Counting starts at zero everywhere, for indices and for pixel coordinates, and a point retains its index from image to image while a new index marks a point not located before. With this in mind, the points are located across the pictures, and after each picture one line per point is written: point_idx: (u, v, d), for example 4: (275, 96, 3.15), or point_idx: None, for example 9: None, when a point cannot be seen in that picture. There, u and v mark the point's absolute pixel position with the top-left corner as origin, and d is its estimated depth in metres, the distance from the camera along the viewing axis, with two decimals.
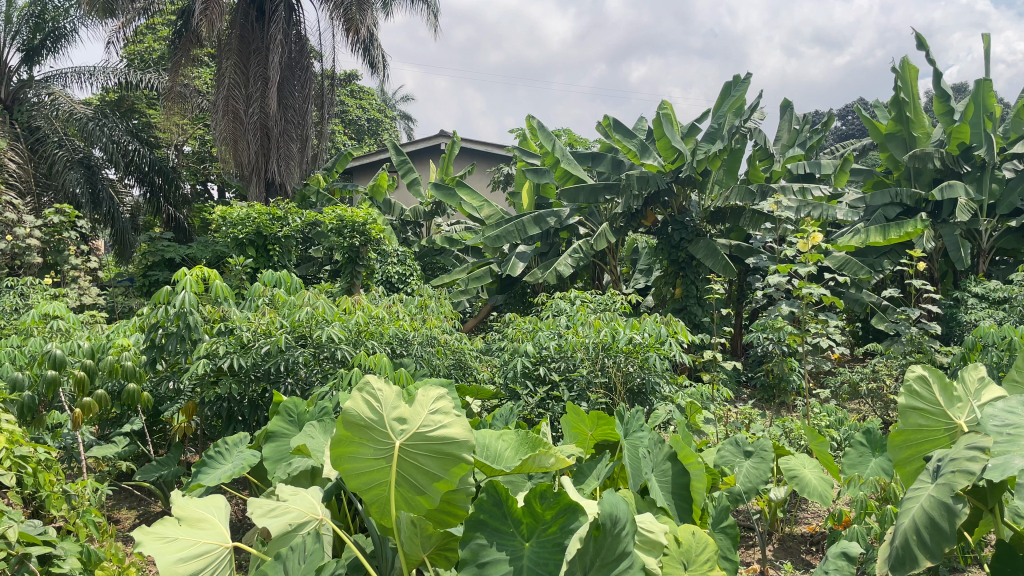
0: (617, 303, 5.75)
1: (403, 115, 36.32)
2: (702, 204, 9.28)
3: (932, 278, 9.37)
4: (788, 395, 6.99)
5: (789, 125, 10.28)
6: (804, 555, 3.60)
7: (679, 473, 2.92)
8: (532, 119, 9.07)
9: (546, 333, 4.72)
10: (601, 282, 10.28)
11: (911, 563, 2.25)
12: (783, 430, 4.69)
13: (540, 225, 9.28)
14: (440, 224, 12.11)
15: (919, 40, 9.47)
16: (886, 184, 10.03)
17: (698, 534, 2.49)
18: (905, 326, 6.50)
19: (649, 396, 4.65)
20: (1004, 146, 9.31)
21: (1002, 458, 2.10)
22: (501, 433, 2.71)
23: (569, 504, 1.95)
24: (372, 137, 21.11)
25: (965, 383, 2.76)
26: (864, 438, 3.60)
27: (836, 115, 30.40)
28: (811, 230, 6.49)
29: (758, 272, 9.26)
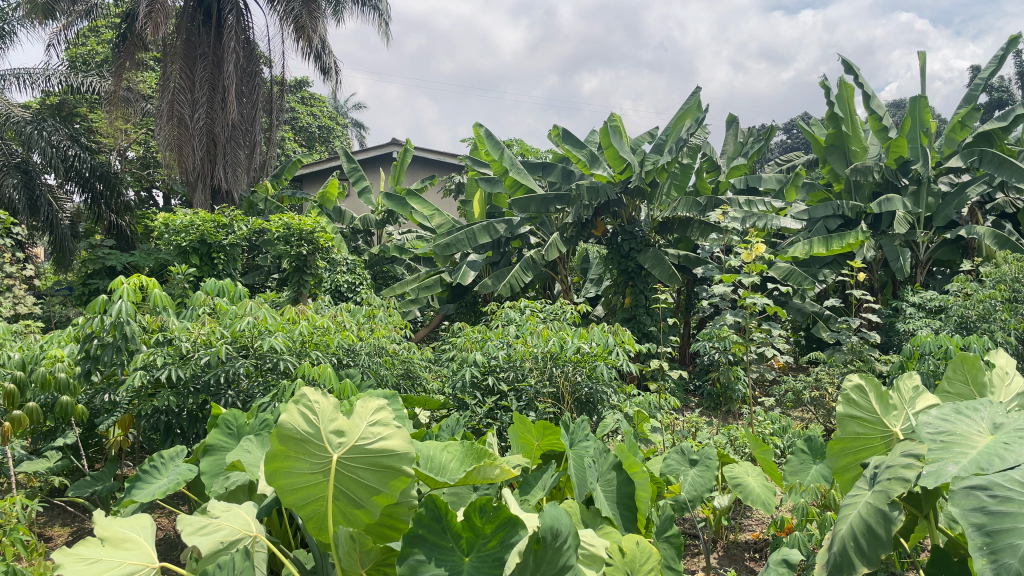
0: (567, 312, 5.75)
1: (356, 121, 36.12)
2: (651, 215, 9.35)
3: (872, 288, 9.59)
4: (734, 403, 7.08)
5: (734, 138, 10.55)
6: (747, 561, 3.65)
7: (624, 482, 2.96)
8: (480, 127, 9.04)
9: (495, 342, 4.67)
10: (552, 292, 10.32)
11: (849, 568, 2.29)
12: (728, 438, 4.75)
13: (490, 234, 9.25)
14: (392, 233, 12.00)
15: (843, 62, 9.78)
16: (829, 197, 10.30)
17: (642, 543, 2.51)
18: (846, 335, 6.64)
19: (597, 405, 4.68)
20: (939, 160, 9.61)
21: (935, 465, 2.15)
22: (445, 445, 2.69)
23: (510, 518, 1.93)
24: (323, 144, 20.88)
25: (901, 392, 2.84)
26: (805, 445, 3.65)
27: (783, 129, 31.18)
28: (756, 241, 6.58)
29: (705, 282, 9.38)
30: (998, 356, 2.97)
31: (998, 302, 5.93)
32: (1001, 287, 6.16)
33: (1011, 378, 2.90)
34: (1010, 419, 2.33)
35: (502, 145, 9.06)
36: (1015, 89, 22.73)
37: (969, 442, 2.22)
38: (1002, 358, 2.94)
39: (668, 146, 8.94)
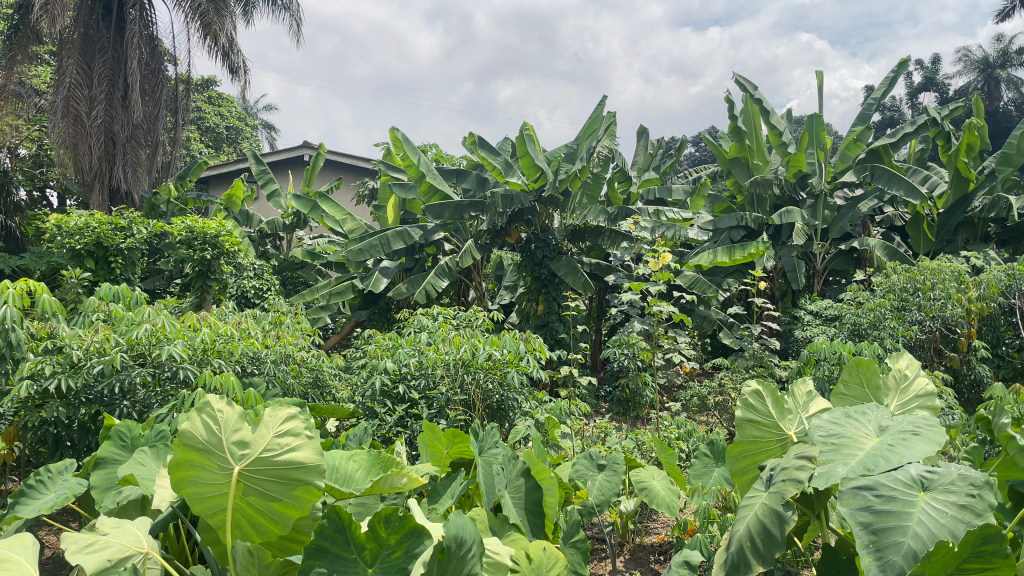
0: (479, 320, 5.73)
1: (265, 122, 35.26)
2: (563, 223, 9.43)
3: (773, 296, 9.97)
4: (643, 408, 7.23)
5: (644, 149, 10.81)
6: (652, 564, 3.73)
7: (531, 489, 3.00)
8: (396, 131, 8.94)
9: (406, 349, 4.59)
10: (466, 299, 10.31)
11: (746, 568, 2.36)
12: (636, 443, 4.86)
13: (404, 240, 9.17)
14: (302, 238, 11.74)
15: (739, 80, 10.14)
16: (733, 208, 10.68)
17: (549, 549, 2.53)
18: (748, 342, 6.85)
19: (508, 412, 4.71)
20: (835, 174, 10.09)
21: (826, 467, 2.26)
22: (352, 454, 2.65)
23: (416, 528, 1.92)
24: (231, 145, 20.29)
25: (795, 397, 2.99)
26: (708, 449, 3.75)
27: (690, 142, 32.16)
28: (663, 250, 6.74)
29: (616, 290, 9.55)
30: (902, 356, 3.04)
31: (887, 310, 6.25)
32: (890, 296, 6.49)
33: (916, 376, 2.97)
34: (893, 421, 2.47)
35: (418, 151, 9.00)
36: (904, 109, 24.12)
37: (857, 444, 2.34)
38: (907, 358, 3.02)
39: (581, 155, 9.07)
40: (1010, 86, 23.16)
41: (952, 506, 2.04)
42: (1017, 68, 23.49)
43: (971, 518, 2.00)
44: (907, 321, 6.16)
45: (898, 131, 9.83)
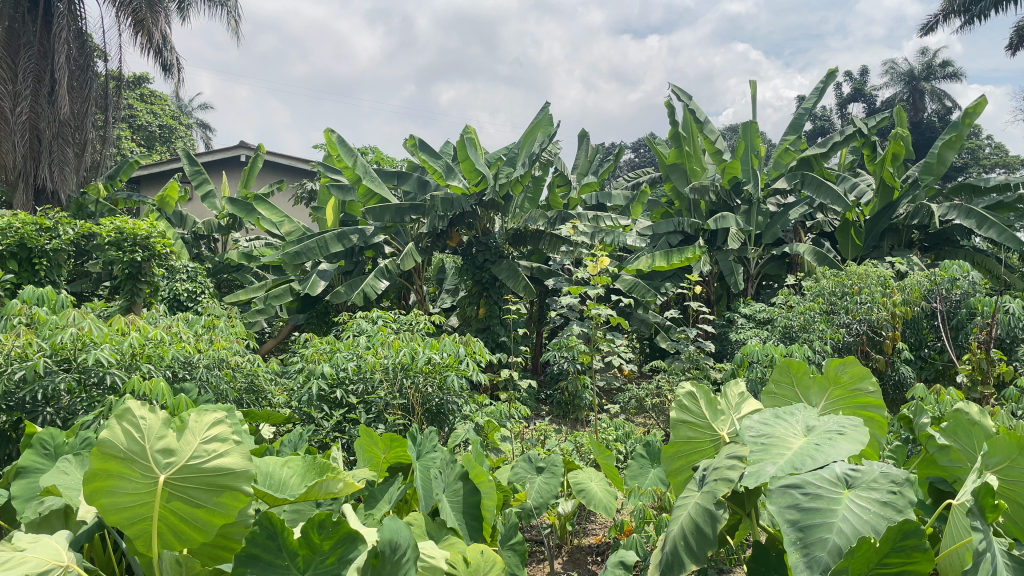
0: (420, 323, 5.67)
1: (200, 122, 34.51)
2: (504, 227, 9.46)
3: (709, 300, 10.17)
4: (582, 411, 7.29)
5: (584, 154, 10.91)
6: (589, 564, 3.76)
7: (470, 492, 2.99)
8: (332, 133, 8.83)
9: (343, 353, 4.52)
10: (407, 302, 10.25)
11: (678, 567, 2.41)
12: (575, 446, 4.90)
13: (343, 243, 9.03)
14: (238, 239, 11.50)
15: (675, 89, 10.35)
16: (670, 214, 10.91)
17: (486, 552, 2.53)
18: (684, 344, 6.95)
19: (447, 416, 4.68)
20: (768, 181, 10.37)
21: (756, 466, 2.32)
22: (286, 460, 2.61)
23: (349, 533, 1.89)
24: (164, 144, 19.75)
25: (728, 398, 3.07)
26: (644, 450, 3.80)
27: (630, 147, 32.61)
28: (601, 254, 6.81)
29: (556, 293, 9.61)
30: (849, 364, 2.93)
31: (817, 313, 6.46)
32: (819, 300, 6.69)
33: (856, 386, 2.96)
34: (820, 420, 2.56)
35: (355, 153, 8.91)
36: (833, 118, 24.95)
37: (785, 444, 2.41)
38: (858, 368, 2.88)
39: (522, 159, 9.11)
40: (933, 98, 24.16)
41: (875, 503, 2.12)
42: (939, 81, 24.52)
43: (893, 514, 2.08)
44: (835, 324, 6.39)
45: (828, 140, 10.15)
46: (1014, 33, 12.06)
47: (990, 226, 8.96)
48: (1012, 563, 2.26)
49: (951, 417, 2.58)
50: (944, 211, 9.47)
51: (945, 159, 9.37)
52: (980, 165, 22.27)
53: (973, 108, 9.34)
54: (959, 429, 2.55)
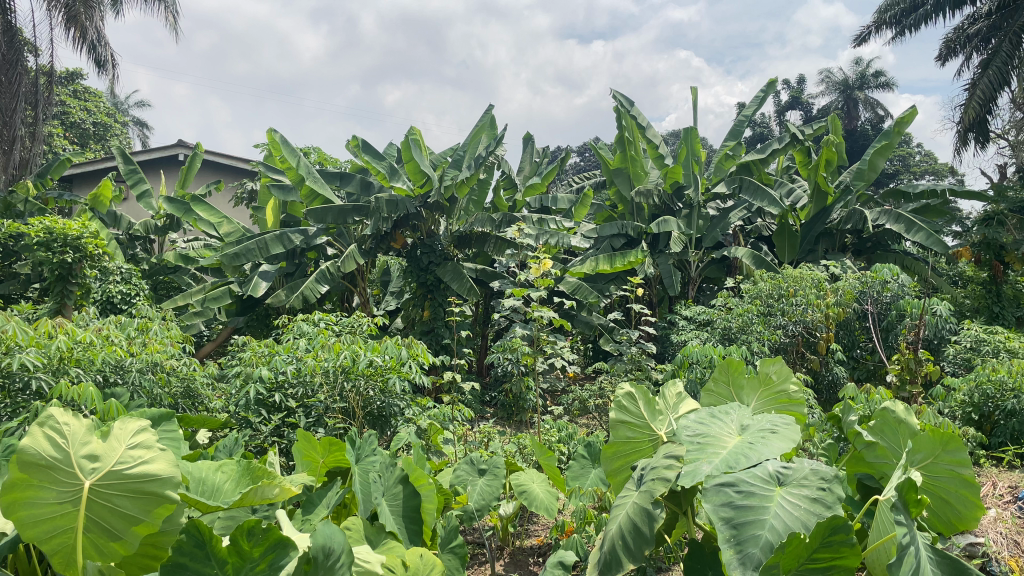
0: (363, 325, 5.58)
1: (137, 120, 33.61)
2: (449, 229, 9.41)
3: (651, 302, 10.30)
4: (526, 412, 7.31)
5: (530, 157, 10.94)
6: (531, 566, 3.77)
7: (409, 496, 2.98)
8: (275, 133, 8.66)
9: (283, 356, 4.41)
10: (350, 305, 10.14)
11: (616, 567, 2.44)
12: (518, 447, 4.91)
13: (284, 245, 8.87)
14: (175, 240, 11.21)
15: (617, 96, 10.43)
16: (614, 218, 11.00)
17: (426, 555, 2.55)
18: (627, 346, 7.01)
19: (389, 419, 4.66)
20: (709, 186, 10.56)
21: (691, 466, 2.35)
22: (220, 465, 2.55)
23: (279, 539, 1.86)
24: (98, 142, 19.14)
25: (666, 398, 3.10)
26: (585, 451, 3.83)
27: (576, 151, 32.83)
28: (544, 256, 6.82)
29: (501, 295, 9.61)
30: (778, 364, 3.00)
31: (754, 315, 6.59)
32: (757, 301, 6.82)
33: (782, 386, 3.04)
34: (754, 420, 2.61)
35: (298, 153, 8.74)
36: (772, 125, 25.57)
37: (721, 443, 2.45)
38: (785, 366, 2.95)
39: (467, 162, 9.08)
40: (867, 107, 24.95)
41: (805, 499, 2.17)
42: (873, 90, 25.29)
43: (821, 510, 2.13)
44: (772, 325, 6.52)
45: (767, 147, 10.35)
46: (943, 45, 12.49)
47: (918, 230, 9.27)
48: (939, 558, 2.33)
49: (878, 416, 2.67)
50: (875, 215, 9.77)
51: (876, 165, 9.71)
52: (910, 172, 23.02)
53: (903, 117, 9.67)
54: (887, 428, 2.64)
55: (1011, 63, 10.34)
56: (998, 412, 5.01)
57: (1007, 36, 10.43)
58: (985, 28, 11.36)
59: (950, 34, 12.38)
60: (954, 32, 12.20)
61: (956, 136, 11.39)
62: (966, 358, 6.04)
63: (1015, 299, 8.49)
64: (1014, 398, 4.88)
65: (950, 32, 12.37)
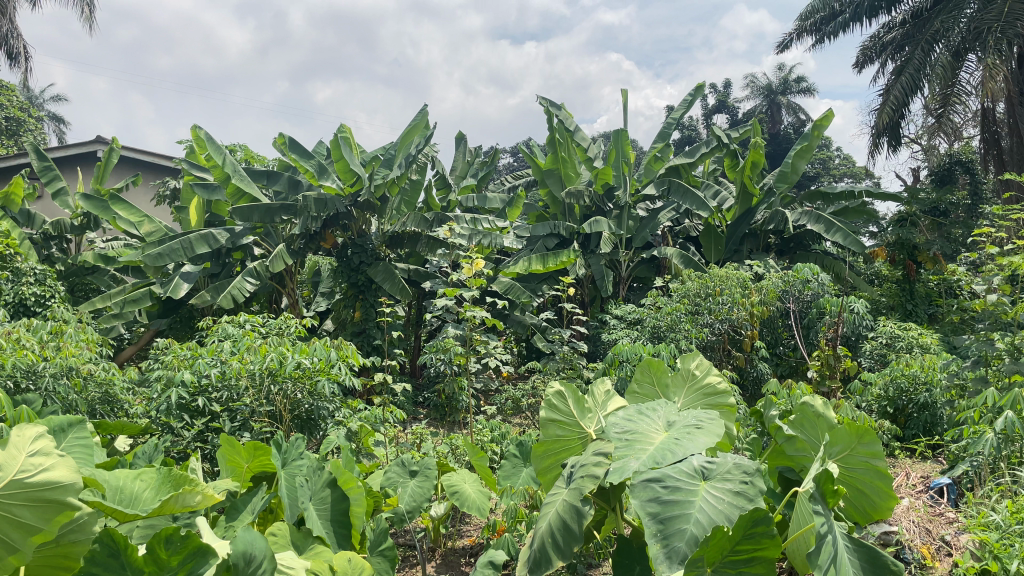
0: (291, 327, 5.45)
1: (53, 115, 32.30)
2: (380, 229, 9.32)
3: (583, 302, 10.40)
4: (459, 413, 7.29)
5: (463, 157, 10.94)
6: (463, 566, 3.76)
7: (338, 499, 2.92)
8: (199, 129, 8.41)
9: (206, 359, 4.27)
10: (279, 306, 9.94)
11: (546, 564, 2.44)
12: (450, 447, 4.90)
13: (208, 244, 8.64)
14: (93, 240, 10.79)
15: (544, 100, 10.50)
16: (546, 218, 11.04)
17: (354, 560, 2.54)
18: (559, 345, 7.05)
19: (318, 422, 4.58)
20: (639, 187, 10.72)
21: (620, 462, 2.38)
22: (138, 472, 2.45)
23: (199, 548, 1.89)
24: (9, 138, 18.29)
25: (594, 396, 3.15)
26: (516, 450, 3.85)
27: (509, 151, 32.95)
28: (476, 256, 6.79)
29: (433, 295, 9.56)
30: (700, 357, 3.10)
31: (682, 313, 6.71)
32: (685, 300, 6.95)
33: (708, 379, 3.12)
34: (680, 416, 2.66)
35: (224, 150, 8.52)
36: (699, 128, 26.17)
37: (648, 439, 2.50)
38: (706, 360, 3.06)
39: (398, 161, 9.00)
40: (789, 111, 25.80)
41: (728, 493, 2.23)
42: (795, 95, 26.09)
43: (744, 503, 2.18)
44: (699, 323, 6.66)
45: (695, 150, 10.56)
46: (860, 52, 12.99)
47: (837, 230, 9.62)
48: (857, 547, 2.42)
49: (798, 410, 2.72)
50: (797, 216, 10.07)
51: (797, 168, 10.04)
52: (830, 175, 23.87)
53: (822, 121, 9.98)
54: (806, 421, 2.69)
55: (923, 71, 10.80)
56: (911, 405, 5.23)
57: (919, 44, 10.86)
58: (899, 36, 11.86)
59: (866, 42, 12.86)
60: (870, 40, 12.70)
61: (871, 139, 11.84)
62: (882, 354, 6.27)
63: (927, 297, 8.91)
64: (927, 391, 5.10)
65: (866, 40, 12.87)
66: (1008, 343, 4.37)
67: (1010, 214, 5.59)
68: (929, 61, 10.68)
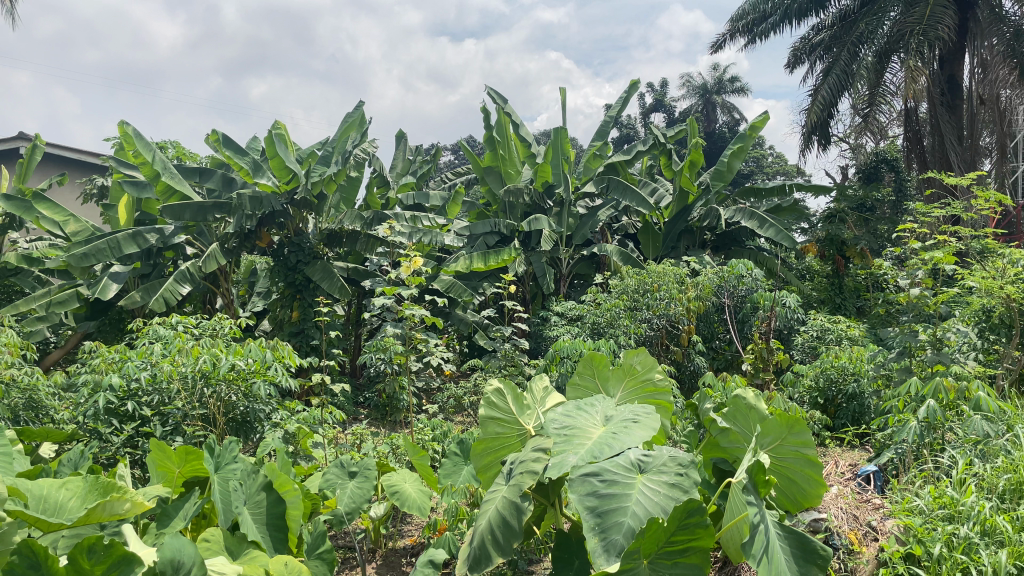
0: (225, 328, 5.31)
1: None
2: (318, 227, 9.17)
3: (524, 299, 10.43)
4: (400, 412, 7.25)
5: (403, 155, 10.93)
6: (404, 567, 3.73)
7: (274, 503, 2.85)
8: (126, 126, 8.15)
9: (136, 362, 4.14)
10: (213, 307, 9.71)
11: (485, 561, 2.44)
12: (390, 447, 4.85)
13: (138, 244, 8.38)
14: (16, 241, 10.37)
15: (490, 92, 10.48)
16: (487, 215, 10.99)
17: (290, 564, 2.50)
18: (500, 342, 7.04)
19: (254, 424, 4.50)
20: (578, 185, 10.81)
21: (558, 457, 2.39)
22: (64, 481, 2.34)
23: (124, 555, 1.88)
24: None
25: (534, 393, 3.17)
26: (457, 448, 3.83)
27: (449, 149, 32.89)
28: (414, 254, 6.72)
29: (373, 294, 9.46)
30: (641, 354, 3.11)
31: (621, 309, 6.80)
32: (624, 297, 7.04)
33: (646, 375, 3.15)
34: (617, 410, 2.69)
35: (152, 146, 8.25)
36: (638, 127, 26.53)
37: (586, 435, 2.52)
38: (648, 357, 3.07)
39: (336, 158, 8.85)
40: (723, 111, 26.35)
41: (663, 485, 2.26)
42: (729, 94, 26.63)
43: (679, 494, 2.21)
44: (638, 319, 6.75)
45: (633, 148, 10.68)
46: (791, 53, 13.33)
47: (769, 226, 9.86)
48: (788, 535, 2.48)
49: (731, 403, 2.76)
50: (731, 213, 10.28)
51: (732, 166, 10.25)
52: (764, 173, 24.51)
53: (757, 121, 10.23)
54: (739, 414, 2.75)
55: (849, 72, 11.10)
56: (840, 395, 5.40)
57: (846, 46, 11.17)
58: (828, 38, 12.25)
59: (797, 43, 13.21)
60: (800, 42, 13.05)
61: (801, 138, 12.17)
62: (813, 346, 6.45)
63: (855, 290, 9.27)
64: (855, 381, 5.29)
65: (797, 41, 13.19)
66: (930, 335, 4.56)
67: (932, 210, 5.81)
68: (854, 63, 10.96)
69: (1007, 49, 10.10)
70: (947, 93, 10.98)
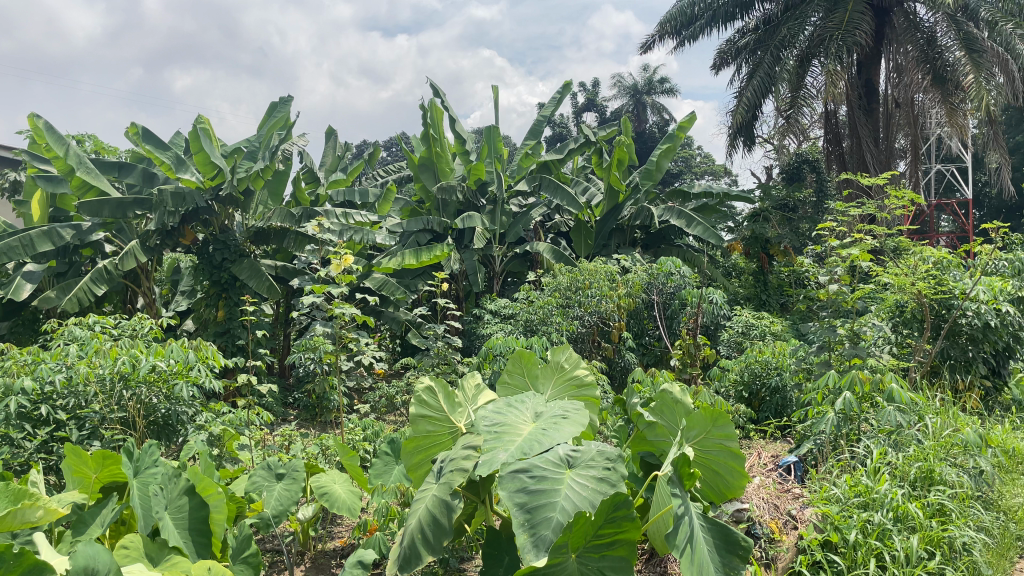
0: (146, 328, 5.14)
1: None
2: (245, 224, 8.97)
3: (456, 297, 10.40)
4: (330, 413, 7.16)
5: (332, 151, 10.76)
6: (333, 569, 3.68)
7: (196, 507, 2.78)
8: (37, 119, 7.78)
9: (50, 364, 3.97)
10: (134, 306, 9.39)
11: (415, 560, 2.42)
12: (320, 448, 4.77)
13: (52, 241, 8.05)
14: None
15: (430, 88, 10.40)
16: (419, 212, 10.93)
17: (214, 569, 2.42)
18: (432, 340, 7.00)
19: (176, 426, 4.38)
20: (511, 183, 10.84)
21: (488, 454, 2.38)
22: None
23: (35, 564, 1.83)
24: None
25: (465, 390, 3.16)
26: (388, 447, 3.80)
27: (382, 147, 32.61)
28: (344, 252, 6.62)
29: (302, 293, 9.30)
30: (564, 351, 3.18)
31: (554, 307, 6.85)
32: (556, 295, 7.09)
33: (573, 372, 3.21)
34: (546, 407, 2.71)
35: (66, 140, 7.88)
36: (570, 125, 26.78)
37: (516, 432, 2.52)
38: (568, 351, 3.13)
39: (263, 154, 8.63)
40: (653, 111, 26.82)
41: (591, 479, 2.29)
42: (659, 95, 27.09)
43: (607, 489, 2.25)
44: (569, 316, 6.81)
45: (564, 146, 10.76)
46: (717, 56, 13.63)
47: (697, 225, 10.07)
48: (711, 526, 2.54)
49: (658, 397, 2.82)
50: (660, 212, 10.46)
51: (661, 166, 10.44)
52: (692, 172, 25.06)
53: (685, 122, 10.43)
54: (666, 408, 2.79)
55: (773, 74, 11.26)
56: (764, 389, 5.57)
57: (769, 50, 11.32)
58: (752, 42, 12.61)
59: (722, 46, 13.51)
60: (725, 45, 13.37)
61: (727, 139, 12.47)
62: (738, 341, 6.62)
63: (779, 287, 9.57)
64: (777, 375, 5.48)
65: (722, 44, 13.48)
66: (848, 329, 4.73)
67: (849, 210, 6.02)
68: (778, 65, 11.16)
69: (919, 54, 10.53)
70: (864, 97, 11.38)
